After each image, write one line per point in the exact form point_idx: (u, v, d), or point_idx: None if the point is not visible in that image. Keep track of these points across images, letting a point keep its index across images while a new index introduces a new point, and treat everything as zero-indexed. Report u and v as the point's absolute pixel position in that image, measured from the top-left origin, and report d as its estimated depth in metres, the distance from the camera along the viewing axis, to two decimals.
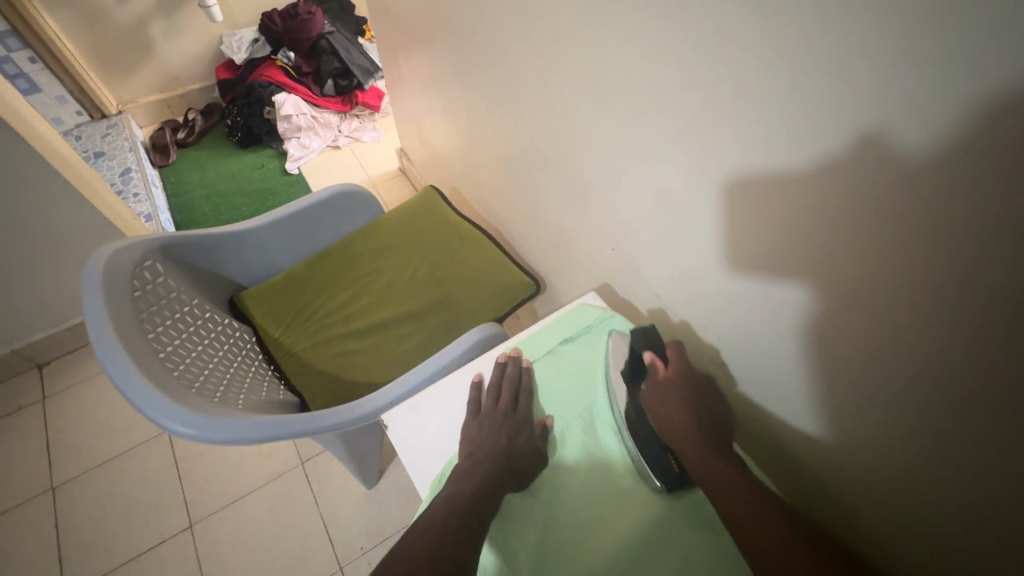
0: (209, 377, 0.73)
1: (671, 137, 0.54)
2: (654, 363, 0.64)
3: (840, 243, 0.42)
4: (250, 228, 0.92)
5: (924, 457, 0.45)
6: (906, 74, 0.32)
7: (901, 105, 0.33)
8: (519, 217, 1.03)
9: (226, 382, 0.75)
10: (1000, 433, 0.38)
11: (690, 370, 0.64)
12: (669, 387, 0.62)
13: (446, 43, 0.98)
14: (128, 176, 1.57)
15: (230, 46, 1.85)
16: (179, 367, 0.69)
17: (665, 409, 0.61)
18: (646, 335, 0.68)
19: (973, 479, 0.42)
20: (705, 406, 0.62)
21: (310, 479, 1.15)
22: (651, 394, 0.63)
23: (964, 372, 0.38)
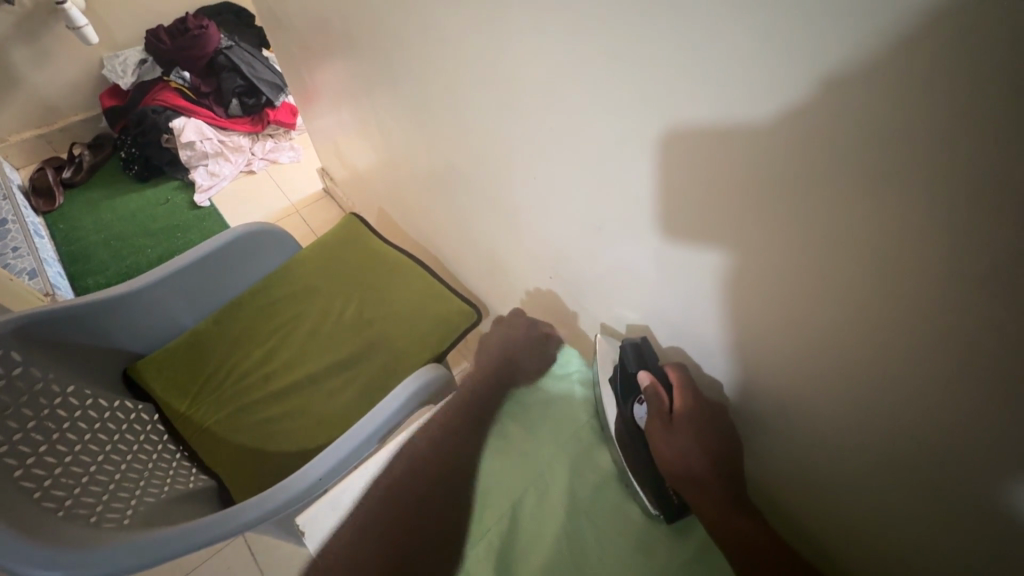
0: (84, 490, 0.63)
1: (604, 150, 0.48)
2: (655, 389, 0.55)
3: (797, 250, 0.38)
4: (137, 289, 0.80)
5: (904, 471, 0.42)
6: (875, 63, 0.27)
7: (871, 98, 0.28)
8: (452, 240, 0.95)
9: (108, 496, 0.64)
10: (991, 444, 0.34)
11: (699, 397, 0.55)
12: (672, 424, 0.54)
13: (347, 58, 0.89)
14: (4, 227, 1.36)
15: (114, 70, 1.66)
16: (43, 486, 0.59)
17: (664, 446, 0.53)
18: (637, 351, 0.58)
19: (958, 492, 0.39)
20: (717, 437, 0.53)
21: (251, 549, 1.00)
22: (651, 428, 0.55)
23: (955, 389, 0.34)
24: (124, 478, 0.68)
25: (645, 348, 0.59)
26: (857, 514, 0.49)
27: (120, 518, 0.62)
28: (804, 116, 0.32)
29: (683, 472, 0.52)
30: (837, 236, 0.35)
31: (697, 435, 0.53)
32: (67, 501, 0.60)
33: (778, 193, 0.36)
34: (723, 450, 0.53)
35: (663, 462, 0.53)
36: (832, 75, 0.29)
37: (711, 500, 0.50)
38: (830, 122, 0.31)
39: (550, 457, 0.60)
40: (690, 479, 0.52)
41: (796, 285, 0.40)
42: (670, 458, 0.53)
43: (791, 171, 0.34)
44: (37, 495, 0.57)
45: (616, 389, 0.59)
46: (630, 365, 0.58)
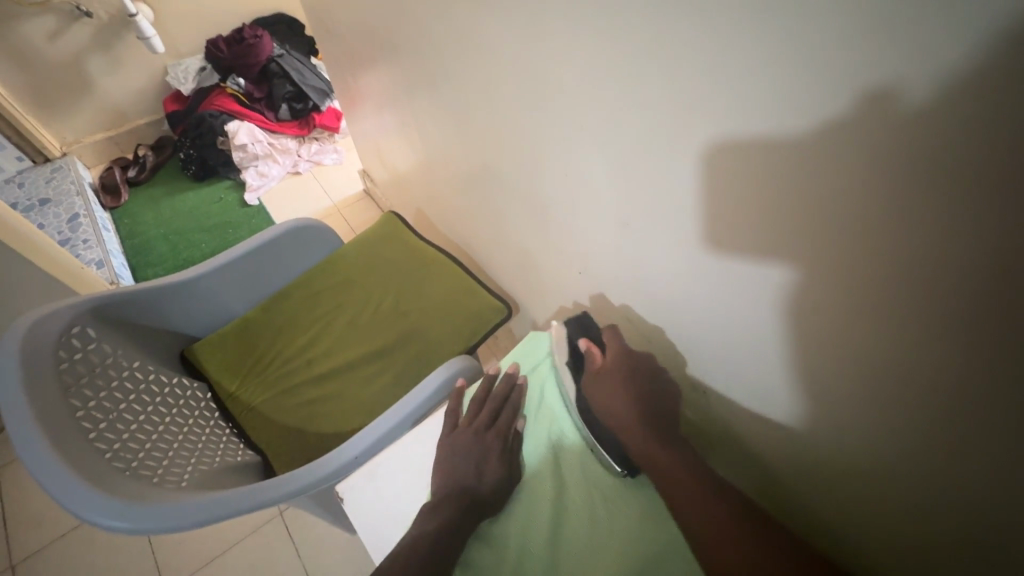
0: (147, 454, 0.68)
1: (628, 154, 0.50)
2: (588, 351, 0.64)
3: (807, 252, 0.38)
4: (196, 277, 0.86)
5: (912, 482, 0.41)
6: (879, 75, 0.27)
7: (878, 111, 0.28)
8: (484, 238, 0.99)
9: (166, 460, 0.69)
10: (1003, 462, 0.34)
11: (629, 350, 0.62)
12: (602, 376, 0.61)
13: (390, 63, 0.93)
14: (76, 222, 1.48)
15: (176, 76, 1.77)
16: (116, 443, 0.64)
17: (601, 399, 0.60)
18: (580, 323, 0.67)
19: (969, 504, 0.38)
20: (641, 380, 0.59)
21: (289, 529, 1.12)
22: (588, 386, 0.61)
23: (972, 407, 0.34)
24: (180, 445, 0.73)
25: (587, 321, 0.68)
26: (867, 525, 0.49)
27: (177, 479, 0.67)
28: (816, 120, 0.32)
29: (614, 412, 0.58)
30: (848, 243, 0.35)
31: (625, 375, 0.60)
32: (135, 459, 0.65)
33: (787, 199, 0.36)
34: (656, 394, 0.58)
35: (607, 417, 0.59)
36: (841, 80, 0.29)
37: (640, 438, 0.55)
38: (839, 125, 0.31)
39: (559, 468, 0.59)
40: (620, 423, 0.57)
41: (805, 290, 0.40)
42: (609, 406, 0.59)
43: (802, 175, 0.35)
44: (110, 451, 0.62)
45: (571, 367, 0.65)
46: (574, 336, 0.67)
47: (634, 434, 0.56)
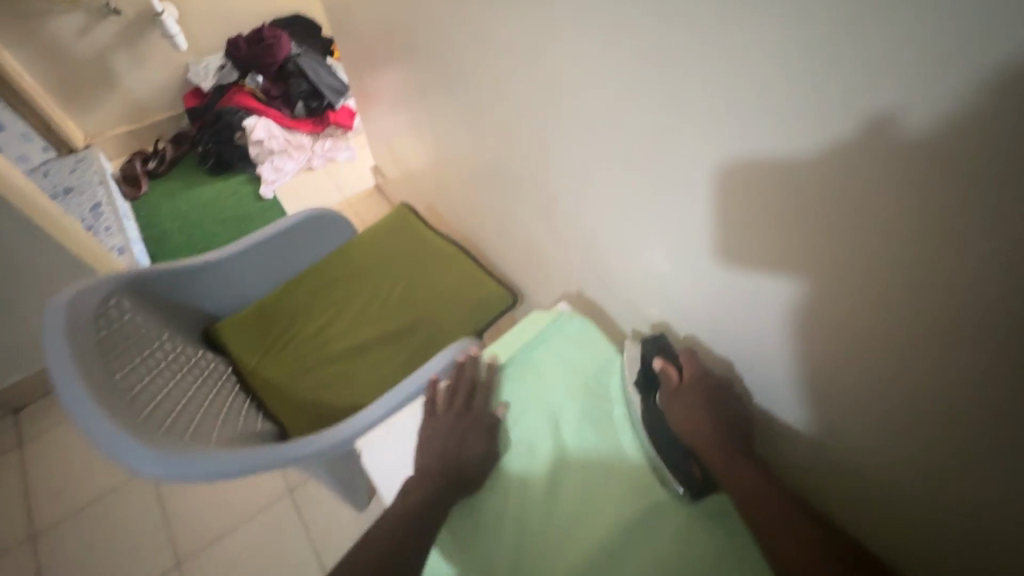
0: (183, 411, 0.72)
1: (629, 142, 0.56)
2: (665, 369, 0.61)
3: (790, 224, 0.43)
4: (220, 259, 0.92)
5: (898, 420, 0.46)
6: (847, 62, 0.33)
7: (847, 92, 0.34)
8: (492, 230, 1.04)
9: (199, 418, 0.74)
10: (972, 392, 0.39)
11: (707, 373, 0.60)
12: (683, 399, 0.58)
13: (407, 62, 0.99)
14: (99, 210, 1.54)
15: (196, 73, 1.84)
16: (154, 403, 0.69)
17: (684, 422, 0.58)
18: (658, 344, 0.64)
19: (948, 440, 0.43)
20: (721, 406, 0.58)
21: (299, 507, 1.17)
22: (667, 409, 0.59)
23: (942, 348, 0.39)
24: (210, 407, 0.78)
25: (662, 340, 0.65)
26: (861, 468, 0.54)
27: (210, 435, 0.71)
28: (794, 106, 0.37)
29: (700, 440, 0.56)
30: (825, 211, 0.40)
31: (706, 398, 0.58)
32: (171, 414, 0.70)
33: (773, 174, 0.42)
34: (731, 419, 0.57)
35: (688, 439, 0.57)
36: (814, 70, 0.35)
37: (725, 462, 0.54)
38: (814, 109, 0.36)
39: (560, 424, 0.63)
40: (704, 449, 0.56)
41: (789, 259, 0.46)
42: (688, 429, 0.57)
43: (784, 154, 0.40)
44: (149, 407, 0.67)
45: (640, 383, 0.64)
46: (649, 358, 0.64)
47: (721, 462, 0.55)
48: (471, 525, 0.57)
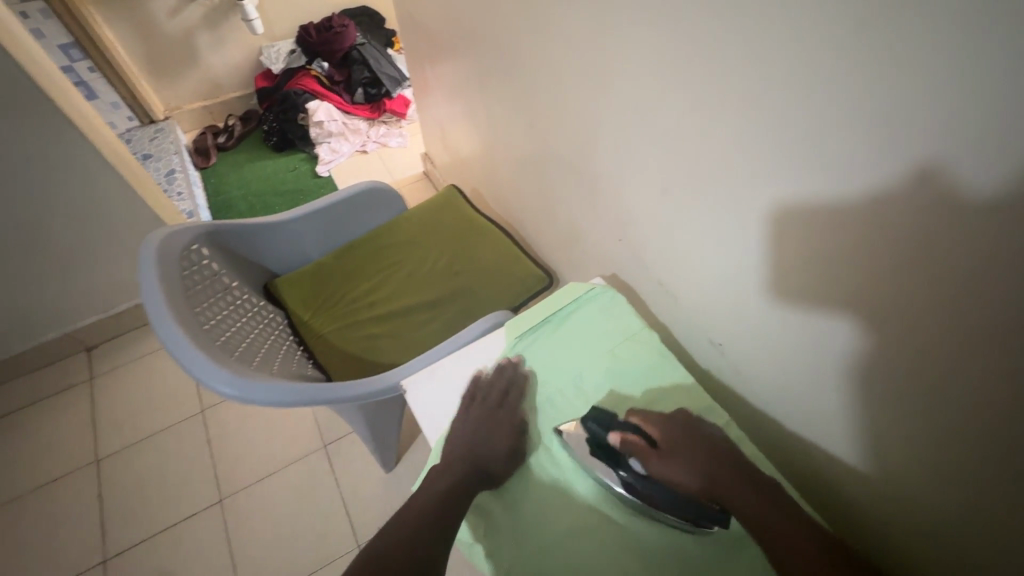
0: (248, 348, 0.81)
1: (672, 129, 0.61)
2: (636, 446, 0.55)
3: (816, 204, 0.47)
4: (285, 221, 1.01)
5: (897, 411, 0.49)
6: (868, 62, 0.37)
7: (867, 87, 0.38)
8: (534, 214, 1.10)
9: (261, 357, 0.82)
10: (964, 384, 0.42)
11: (668, 425, 0.57)
12: (668, 459, 0.54)
13: (468, 52, 1.06)
14: (173, 176, 1.68)
15: (269, 57, 1.97)
16: (224, 336, 0.78)
17: (683, 480, 0.54)
18: (600, 420, 0.58)
19: (946, 432, 0.46)
20: (703, 445, 0.55)
21: (332, 461, 1.25)
22: (659, 475, 0.54)
23: (938, 338, 0.42)
24: (269, 349, 0.86)
25: (602, 412, 0.59)
26: (867, 458, 0.56)
27: (270, 371, 0.79)
28: (827, 90, 0.41)
29: (704, 488, 0.53)
30: (844, 200, 0.44)
31: (687, 447, 0.55)
32: (238, 349, 0.78)
33: (802, 162, 0.46)
34: (719, 454, 0.55)
35: (693, 492, 0.53)
36: (840, 62, 0.39)
37: (743, 500, 0.52)
38: (844, 94, 0.40)
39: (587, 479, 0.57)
40: (709, 491, 0.53)
41: (809, 245, 0.50)
42: (687, 485, 0.54)
43: (816, 137, 0.44)
44: (220, 340, 0.76)
45: (600, 459, 0.56)
46: (599, 434, 0.57)
47: (737, 505, 0.52)
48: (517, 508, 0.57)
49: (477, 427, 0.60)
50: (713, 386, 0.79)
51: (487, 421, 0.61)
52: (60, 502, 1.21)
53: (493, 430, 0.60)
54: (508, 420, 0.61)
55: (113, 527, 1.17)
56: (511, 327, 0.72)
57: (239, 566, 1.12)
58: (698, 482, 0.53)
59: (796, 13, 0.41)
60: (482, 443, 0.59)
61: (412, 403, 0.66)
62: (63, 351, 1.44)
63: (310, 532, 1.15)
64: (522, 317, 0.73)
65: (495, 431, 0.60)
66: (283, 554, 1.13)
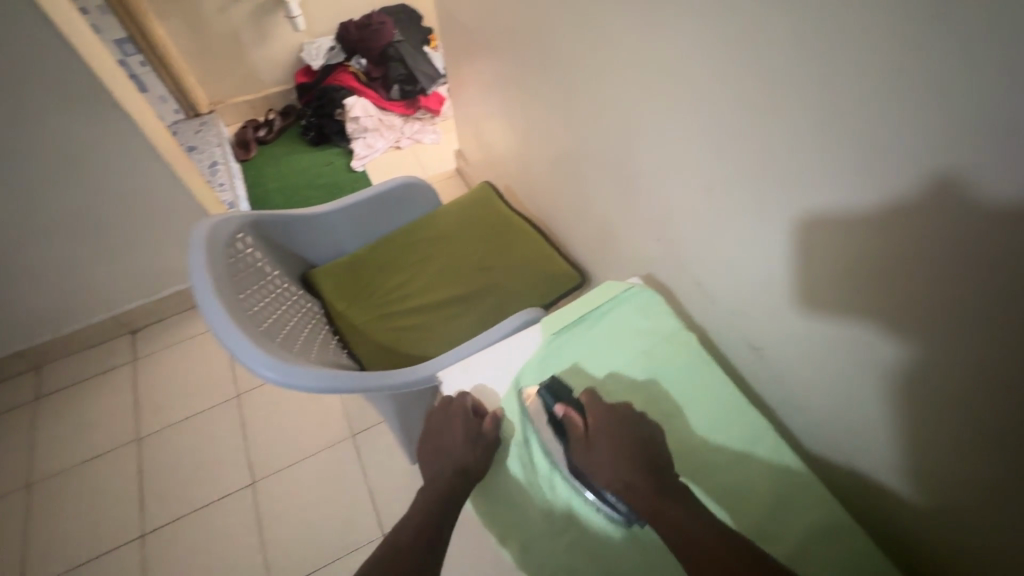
0: (288, 335, 0.83)
1: (720, 127, 0.60)
2: (569, 419, 0.59)
3: (890, 203, 0.45)
4: (324, 213, 1.03)
5: (956, 418, 0.48)
6: (947, 57, 0.37)
7: (943, 82, 0.38)
8: (568, 213, 1.10)
9: (300, 344, 0.84)
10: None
11: (608, 412, 0.60)
12: (591, 441, 0.57)
13: (506, 49, 1.06)
14: (215, 168, 1.74)
15: (309, 53, 2.02)
16: (266, 322, 0.80)
17: (597, 466, 0.56)
18: (552, 391, 0.63)
19: (1011, 440, 0.45)
20: (632, 439, 0.57)
21: (359, 450, 1.28)
22: (579, 456, 0.57)
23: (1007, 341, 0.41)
24: (306, 337, 0.89)
25: (558, 385, 0.63)
26: (919, 466, 0.55)
27: (308, 358, 0.81)
28: (898, 86, 0.41)
29: (614, 480, 0.54)
30: (911, 198, 0.43)
31: (614, 436, 0.57)
32: (279, 336, 0.80)
33: (864, 161, 0.45)
34: (645, 455, 0.55)
35: (603, 481, 0.55)
36: (913, 58, 0.39)
37: (647, 502, 0.52)
38: (916, 90, 0.39)
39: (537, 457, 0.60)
40: (622, 487, 0.54)
41: (866, 246, 0.49)
42: (602, 472, 0.55)
43: (894, 132, 0.42)
44: (263, 326, 0.78)
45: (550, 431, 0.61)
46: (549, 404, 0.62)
47: (643, 503, 0.52)
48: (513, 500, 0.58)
49: (461, 433, 0.60)
50: (749, 391, 0.78)
51: (469, 427, 0.61)
52: (102, 478, 1.26)
53: (476, 434, 0.60)
54: (480, 430, 0.60)
55: (152, 503, 1.22)
56: (550, 322, 0.72)
57: (269, 547, 1.15)
58: (611, 473, 0.55)
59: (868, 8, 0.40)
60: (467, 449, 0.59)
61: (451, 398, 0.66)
62: (109, 333, 1.50)
63: (337, 519, 1.18)
64: (560, 313, 0.73)
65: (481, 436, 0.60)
66: (311, 538, 1.16)
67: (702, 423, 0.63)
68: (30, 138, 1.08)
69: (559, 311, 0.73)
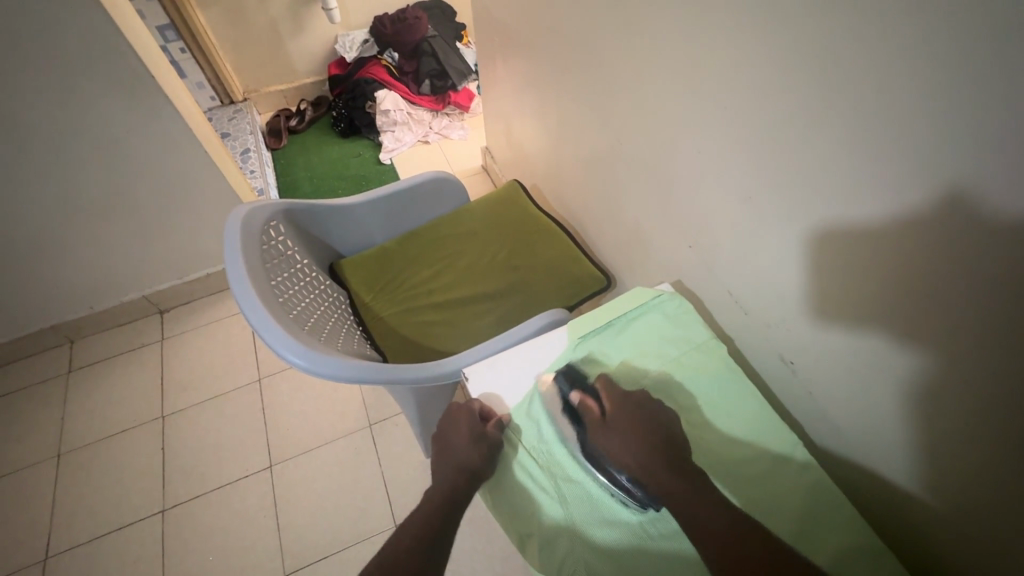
0: (316, 323, 0.84)
1: (758, 139, 0.59)
2: (586, 403, 0.61)
3: (936, 225, 0.44)
4: (354, 204, 1.04)
5: (991, 446, 0.47)
6: (995, 81, 0.36)
7: (991, 106, 0.36)
8: (595, 214, 1.09)
9: (326, 332, 0.85)
10: None
11: (625, 398, 0.61)
12: (609, 424, 0.59)
13: (541, 49, 1.06)
14: (247, 155, 1.77)
15: (343, 45, 2.04)
16: (296, 309, 0.81)
17: (616, 448, 0.57)
18: (568, 377, 0.65)
19: None
20: (649, 422, 0.59)
21: (376, 440, 1.29)
22: (597, 438, 0.59)
23: None
24: (333, 325, 0.90)
25: (574, 371, 0.66)
26: (949, 492, 0.54)
27: (335, 346, 0.82)
28: (944, 106, 0.39)
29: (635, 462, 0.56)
30: (955, 220, 0.42)
31: (630, 421, 0.59)
32: (307, 323, 0.81)
33: (905, 181, 0.44)
34: (663, 441, 0.57)
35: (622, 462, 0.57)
36: (962, 79, 0.38)
37: (669, 486, 0.54)
38: (963, 112, 0.38)
39: (552, 444, 0.61)
40: (643, 469, 0.55)
41: (906, 265, 0.48)
42: (621, 454, 0.57)
43: (939, 153, 0.41)
44: (293, 313, 0.79)
45: (566, 417, 0.62)
46: (564, 390, 0.64)
47: (665, 487, 0.54)
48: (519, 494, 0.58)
49: (464, 434, 0.61)
50: (774, 404, 0.76)
51: (472, 429, 0.62)
52: (127, 451, 1.30)
53: (477, 436, 0.61)
54: (484, 431, 0.61)
55: (173, 480, 1.25)
56: (572, 328, 0.72)
57: (285, 531, 1.17)
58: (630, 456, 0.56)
59: (916, 27, 0.39)
60: (468, 450, 0.60)
61: (480, 397, 0.66)
62: (139, 311, 1.54)
63: (351, 506, 1.20)
64: (583, 320, 0.73)
65: (484, 437, 0.61)
66: (325, 524, 1.17)
67: (728, 435, 0.62)
68: (73, 119, 1.11)
69: (582, 318, 0.74)
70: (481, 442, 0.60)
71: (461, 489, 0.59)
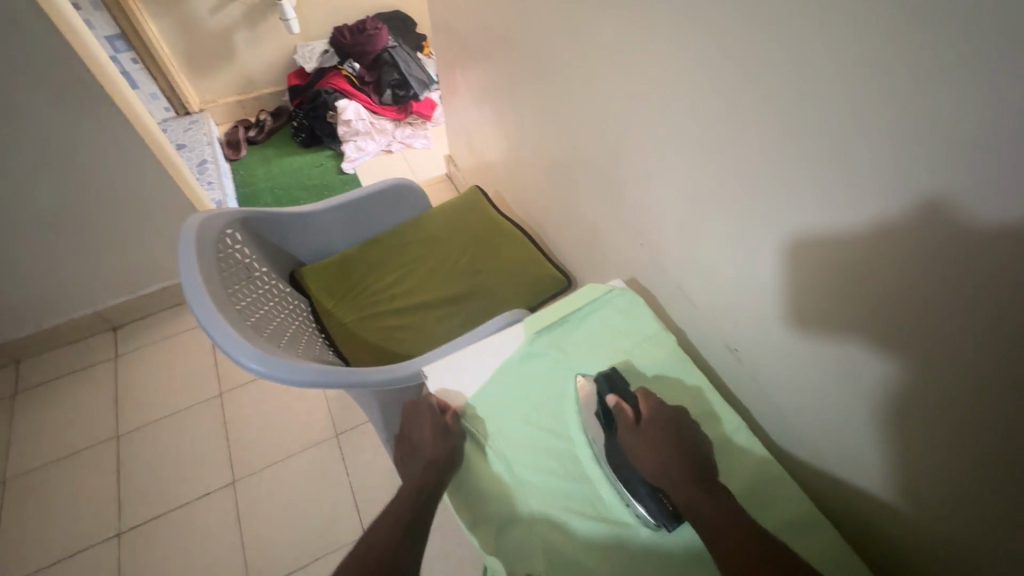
0: (275, 329, 0.84)
1: (701, 136, 0.63)
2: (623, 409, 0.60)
3: (861, 208, 0.47)
4: (314, 211, 1.04)
5: (916, 412, 0.51)
6: (901, 75, 0.40)
7: (898, 97, 0.41)
8: (554, 217, 1.12)
9: (287, 338, 0.85)
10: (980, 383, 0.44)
11: (661, 407, 0.61)
12: (641, 432, 0.59)
13: (499, 58, 1.09)
14: (204, 167, 1.74)
15: (303, 55, 2.03)
16: (254, 316, 0.81)
17: (648, 455, 0.57)
18: (610, 381, 0.64)
19: (961, 431, 0.47)
20: (682, 436, 0.59)
21: (343, 450, 1.28)
22: (628, 442, 0.59)
23: (958, 336, 0.44)
24: (294, 332, 0.89)
25: (615, 376, 0.65)
26: (884, 462, 0.58)
27: (295, 352, 0.82)
28: (861, 101, 0.44)
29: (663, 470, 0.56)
30: (874, 203, 0.46)
31: (664, 431, 0.59)
32: (267, 330, 0.81)
33: (832, 169, 0.48)
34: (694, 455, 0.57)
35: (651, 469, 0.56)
36: (874, 75, 0.42)
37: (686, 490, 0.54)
38: (877, 105, 0.43)
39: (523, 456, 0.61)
40: (666, 476, 0.55)
41: (835, 248, 0.52)
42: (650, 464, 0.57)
43: (859, 143, 0.45)
44: (251, 319, 0.79)
45: (600, 423, 0.62)
46: (602, 394, 0.64)
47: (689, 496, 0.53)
48: (483, 506, 0.58)
49: (426, 428, 0.62)
50: (726, 393, 0.80)
51: (434, 424, 0.62)
52: (78, 474, 1.25)
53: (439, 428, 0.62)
54: (446, 423, 0.63)
55: (128, 502, 1.20)
56: (528, 325, 0.74)
57: (249, 547, 1.14)
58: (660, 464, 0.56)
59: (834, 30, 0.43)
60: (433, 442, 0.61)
61: (439, 394, 0.66)
62: (91, 329, 1.48)
63: (318, 518, 1.18)
64: (539, 317, 0.75)
65: (445, 429, 0.62)
66: (291, 538, 1.15)
67: None
68: (20, 128, 1.07)
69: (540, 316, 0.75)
70: (444, 434, 0.62)
71: (431, 480, 0.59)
